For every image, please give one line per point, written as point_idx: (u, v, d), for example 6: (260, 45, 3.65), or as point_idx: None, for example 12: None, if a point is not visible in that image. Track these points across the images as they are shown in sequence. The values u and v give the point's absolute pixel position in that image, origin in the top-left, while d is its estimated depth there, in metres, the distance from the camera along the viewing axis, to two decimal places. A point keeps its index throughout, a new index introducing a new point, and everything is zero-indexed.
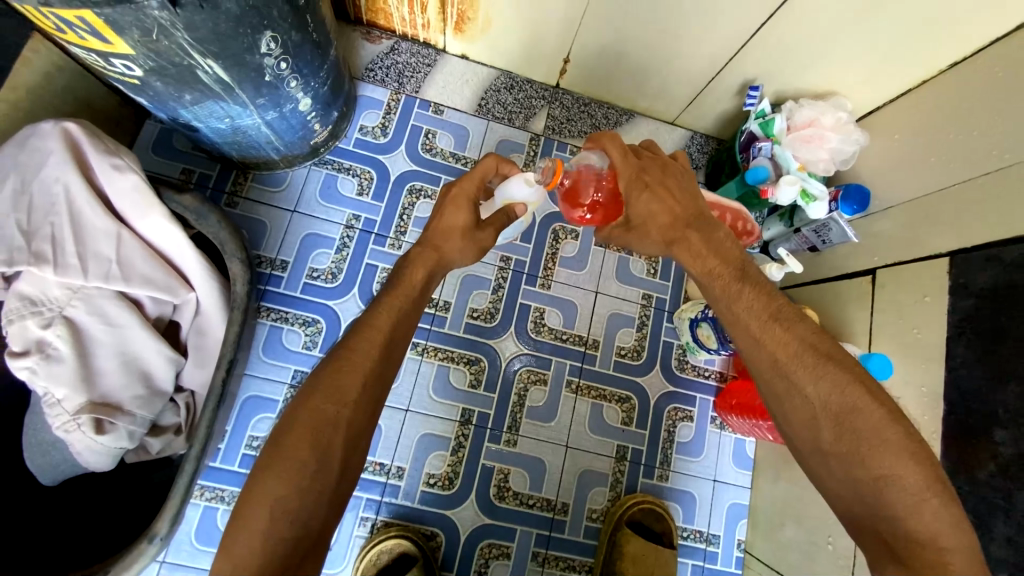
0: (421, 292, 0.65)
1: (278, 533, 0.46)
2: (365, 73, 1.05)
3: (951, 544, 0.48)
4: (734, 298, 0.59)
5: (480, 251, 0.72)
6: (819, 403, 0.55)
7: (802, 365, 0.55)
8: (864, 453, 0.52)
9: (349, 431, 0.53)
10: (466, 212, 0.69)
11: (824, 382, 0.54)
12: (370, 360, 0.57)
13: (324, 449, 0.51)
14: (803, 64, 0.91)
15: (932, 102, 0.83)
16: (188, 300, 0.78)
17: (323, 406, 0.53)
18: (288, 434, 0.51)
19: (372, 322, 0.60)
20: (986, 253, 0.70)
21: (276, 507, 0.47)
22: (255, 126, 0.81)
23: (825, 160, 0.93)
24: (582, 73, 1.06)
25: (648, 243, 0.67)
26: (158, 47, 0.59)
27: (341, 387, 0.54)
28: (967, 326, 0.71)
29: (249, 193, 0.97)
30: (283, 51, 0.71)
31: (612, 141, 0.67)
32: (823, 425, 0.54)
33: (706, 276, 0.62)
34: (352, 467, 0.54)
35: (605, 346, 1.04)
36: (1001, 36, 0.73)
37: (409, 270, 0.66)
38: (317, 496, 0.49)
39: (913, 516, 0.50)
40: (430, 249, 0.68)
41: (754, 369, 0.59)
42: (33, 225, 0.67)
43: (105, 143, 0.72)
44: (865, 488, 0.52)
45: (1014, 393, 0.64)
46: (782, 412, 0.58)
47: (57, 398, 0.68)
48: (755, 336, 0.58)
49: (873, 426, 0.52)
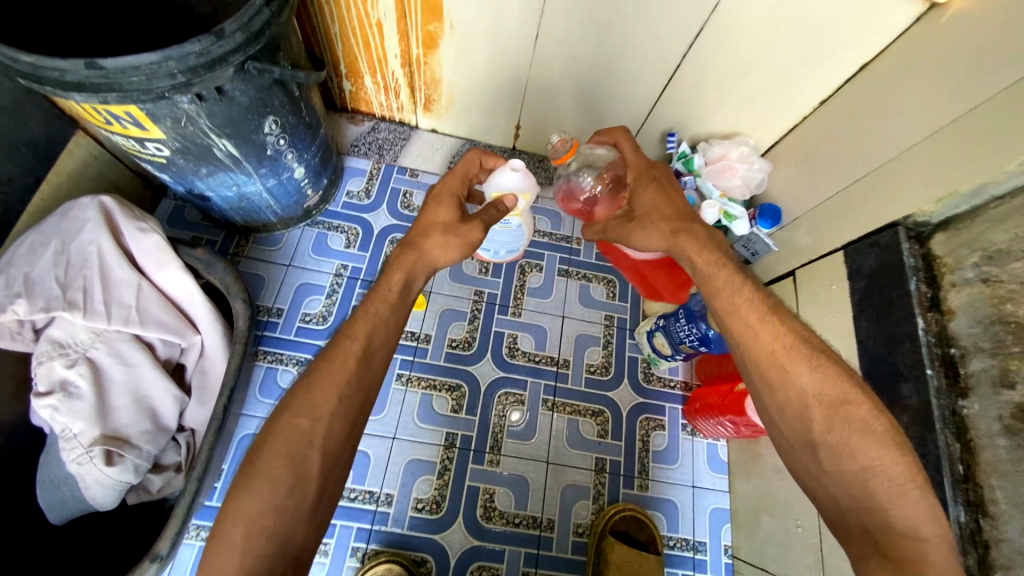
0: (399, 295, 0.70)
1: (255, 551, 0.52)
2: (350, 149, 1.25)
3: (931, 534, 0.54)
4: (735, 288, 0.71)
5: (465, 246, 0.74)
6: (813, 393, 0.63)
7: (797, 357, 0.65)
8: (854, 445, 0.60)
9: (324, 446, 0.59)
10: (449, 206, 0.75)
11: (817, 374, 0.64)
12: (346, 371, 0.63)
13: (299, 464, 0.58)
14: (706, 113, 1.12)
15: (813, 132, 1.03)
16: (194, 343, 0.88)
17: (299, 421, 0.59)
18: (267, 450, 0.58)
19: (349, 333, 0.66)
20: (868, 242, 0.85)
21: (252, 524, 0.53)
22: (257, 192, 0.97)
23: (739, 186, 1.12)
24: (532, 136, 1.27)
25: (654, 233, 0.78)
26: (185, 131, 0.76)
27: (315, 404, 0.61)
28: (865, 303, 0.83)
29: (250, 252, 1.11)
30: (283, 131, 0.88)
31: (625, 137, 0.84)
32: (815, 416, 0.63)
33: (710, 265, 0.74)
34: (332, 483, 0.60)
35: (575, 364, 1.14)
36: (848, 77, 0.95)
37: (389, 273, 0.71)
38: (293, 513, 0.55)
39: (896, 507, 0.56)
40: (412, 250, 0.72)
41: (753, 363, 0.68)
42: (69, 278, 0.79)
43: (133, 211, 0.86)
44: (852, 478, 0.59)
45: (908, 350, 0.74)
46: (777, 406, 0.66)
47: (73, 432, 0.75)
48: (753, 328, 0.68)
49: (860, 417, 0.61)
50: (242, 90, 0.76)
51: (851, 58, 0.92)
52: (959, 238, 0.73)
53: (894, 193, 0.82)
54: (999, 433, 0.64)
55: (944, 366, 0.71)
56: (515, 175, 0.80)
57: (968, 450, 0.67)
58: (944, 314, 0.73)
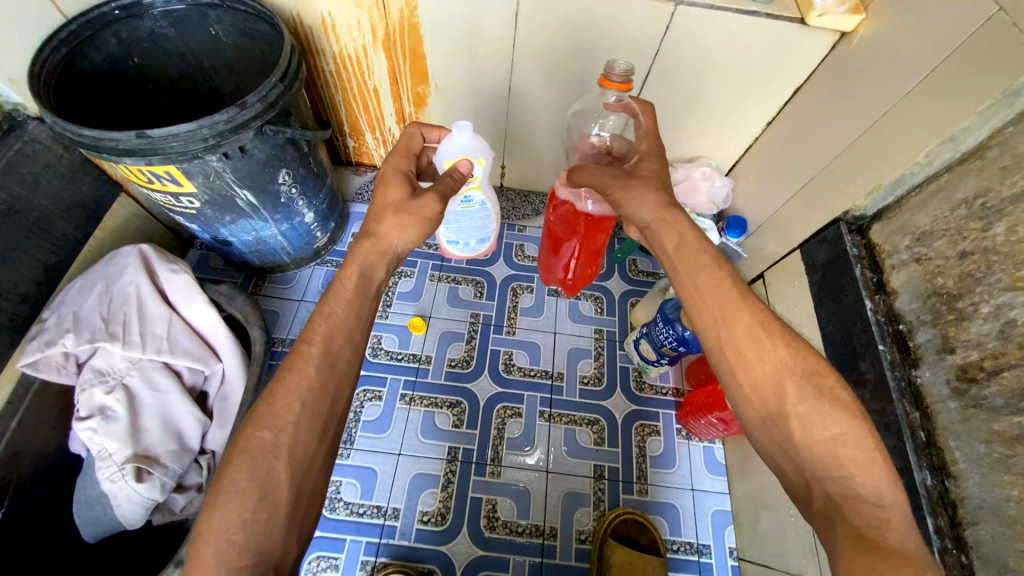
0: (354, 291, 0.75)
1: (228, 564, 0.55)
2: (355, 196, 1.40)
3: (892, 502, 0.58)
4: (716, 267, 0.75)
5: (420, 221, 0.79)
6: (787, 365, 0.67)
7: (769, 333, 0.69)
8: (824, 412, 0.63)
9: (290, 453, 0.63)
10: (399, 185, 0.81)
11: (788, 348, 0.68)
12: (306, 378, 0.68)
13: (266, 478, 0.61)
14: (669, 141, 1.25)
15: (766, 149, 1.15)
16: (216, 370, 0.98)
17: (262, 435, 0.63)
18: (234, 466, 0.61)
19: (308, 338, 0.70)
20: (819, 238, 0.93)
21: (222, 541, 0.56)
22: (272, 236, 1.11)
23: (706, 203, 1.23)
24: (516, 174, 1.41)
25: (647, 201, 0.81)
26: (213, 184, 0.90)
27: (278, 416, 0.64)
28: (823, 293, 0.90)
29: (266, 291, 1.24)
30: (294, 181, 1.03)
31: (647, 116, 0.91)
32: (789, 386, 0.66)
33: (695, 247, 0.78)
34: (304, 488, 0.64)
35: (569, 376, 1.20)
36: (787, 99, 1.08)
37: (341, 271, 0.76)
38: (268, 523, 0.60)
39: (863, 474, 0.59)
40: (368, 239, 0.77)
41: (732, 335, 0.71)
42: (111, 313, 0.91)
43: (167, 256, 0.99)
44: (822, 447, 0.62)
45: (862, 330, 0.80)
46: (751, 378, 0.69)
47: (109, 452, 0.84)
48: (735, 302, 0.72)
49: (828, 388, 0.65)
50: (260, 148, 0.91)
51: (785, 84, 1.06)
52: (892, 225, 0.81)
53: (834, 193, 0.92)
54: (949, 396, 0.67)
55: (897, 341, 0.76)
56: (461, 136, 0.87)
57: (927, 417, 0.70)
58: (889, 294, 0.79)
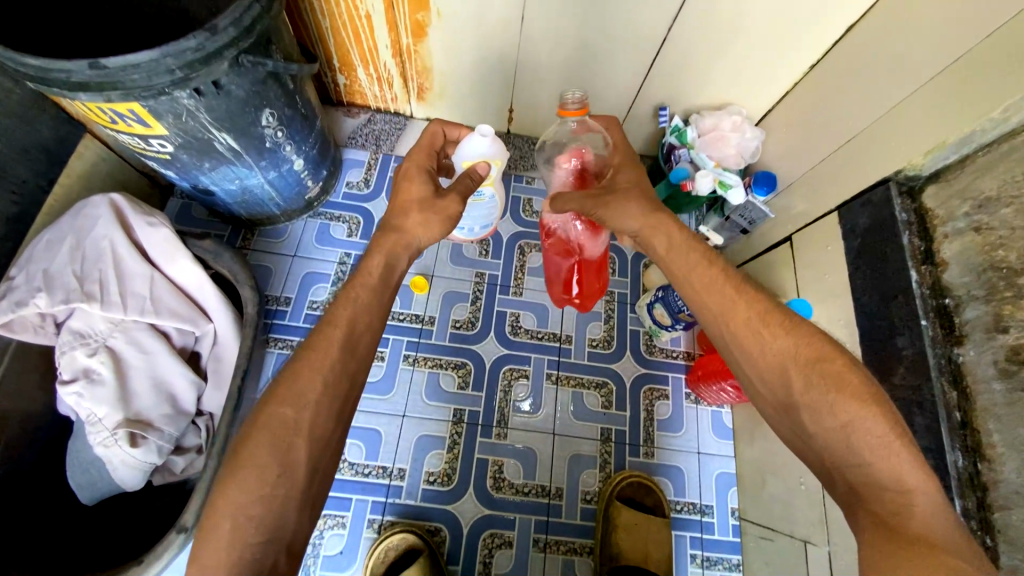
0: (380, 279, 0.72)
1: (243, 541, 0.53)
2: (348, 141, 1.28)
3: (915, 486, 0.55)
4: (706, 264, 0.73)
5: (445, 219, 0.77)
6: (790, 355, 0.65)
7: (769, 324, 0.67)
8: (833, 399, 0.60)
9: (311, 433, 0.60)
10: (422, 182, 0.78)
11: (790, 338, 0.65)
12: (330, 358, 0.64)
13: (285, 454, 0.58)
14: (697, 84, 1.12)
15: (805, 96, 1.04)
16: (207, 331, 0.92)
17: (282, 412, 0.59)
18: (255, 441, 0.58)
19: (332, 319, 0.67)
20: (861, 200, 0.85)
21: (239, 515, 0.54)
22: (259, 185, 1.00)
23: (733, 156, 1.13)
24: (525, 120, 1.29)
25: (631, 207, 0.79)
26: (186, 126, 0.79)
27: (300, 393, 0.61)
28: (860, 260, 0.84)
29: (256, 245, 1.15)
30: (279, 123, 0.91)
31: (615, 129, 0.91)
32: (794, 375, 0.63)
33: (683, 247, 0.76)
34: (321, 469, 0.61)
35: (578, 339, 1.16)
36: (839, 38, 0.95)
37: (367, 260, 0.72)
38: (283, 502, 0.56)
39: (880, 459, 0.56)
40: (394, 232, 0.74)
41: (729, 332, 0.69)
42: (86, 271, 0.83)
43: (142, 206, 0.90)
44: (835, 434, 0.60)
45: (903, 303, 0.75)
46: (755, 371, 0.67)
47: (98, 417, 0.80)
48: (730, 297, 0.70)
49: (836, 373, 0.61)
50: (238, 83, 0.79)
51: (838, 20, 0.92)
52: (951, 189, 0.73)
53: (884, 150, 0.83)
54: (995, 377, 0.63)
55: (940, 316, 0.71)
56: (483, 139, 0.85)
57: (965, 397, 0.67)
58: (938, 266, 0.73)
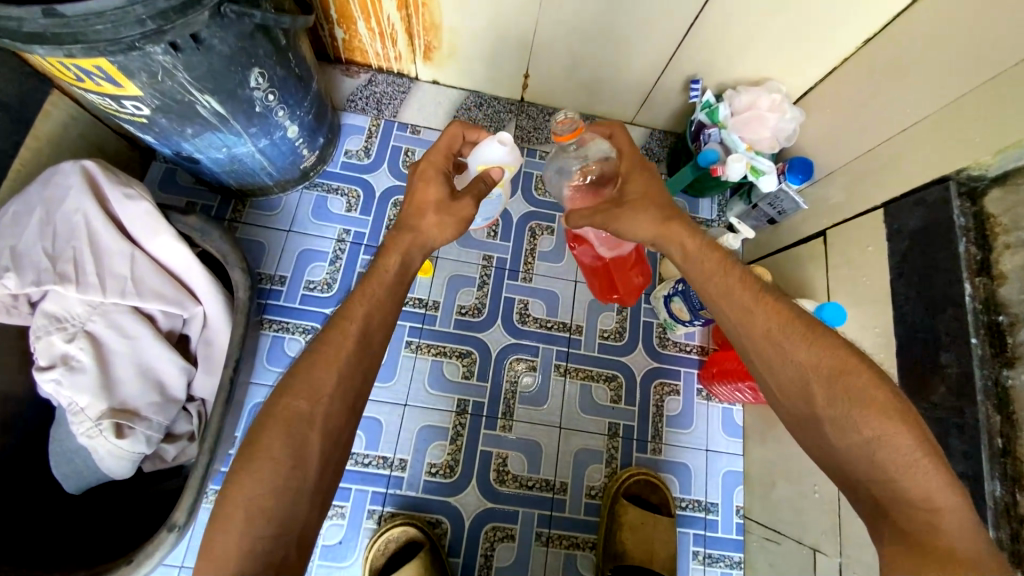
0: (396, 277, 0.68)
1: (255, 533, 0.52)
2: (347, 104, 1.17)
3: (944, 504, 0.54)
4: (726, 271, 0.69)
5: (460, 222, 0.73)
6: (812, 368, 0.62)
7: (792, 335, 0.64)
8: (856, 414, 0.59)
9: (325, 427, 0.59)
10: (438, 184, 0.72)
11: (812, 350, 0.62)
12: (345, 353, 0.62)
13: (298, 446, 0.57)
14: (735, 56, 1.01)
15: (856, 74, 0.93)
16: (196, 313, 0.85)
17: (296, 405, 0.58)
18: (269, 431, 0.57)
19: (348, 316, 0.64)
20: (914, 198, 0.78)
21: (252, 507, 0.53)
22: (249, 154, 0.91)
23: (768, 139, 1.02)
24: (541, 87, 1.17)
25: (646, 216, 0.73)
26: (163, 87, 0.69)
27: (314, 385, 0.60)
28: (905, 266, 0.77)
29: (247, 218, 1.07)
30: (270, 85, 0.81)
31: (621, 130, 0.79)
32: (817, 390, 0.61)
33: (699, 253, 0.71)
34: (333, 463, 0.59)
35: (588, 330, 1.10)
36: (901, 11, 0.82)
37: (382, 259, 0.68)
38: (295, 494, 0.55)
39: (907, 476, 0.55)
40: (409, 231, 0.70)
41: (749, 342, 0.67)
42: (58, 250, 0.75)
43: (116, 175, 0.81)
44: (860, 449, 0.58)
45: (952, 317, 0.69)
46: (775, 382, 0.65)
47: (81, 406, 0.75)
48: (749, 308, 0.66)
49: (861, 388, 0.59)
50: (220, 38, 0.69)
51: None
52: (1019, 195, 0.65)
53: (946, 143, 0.74)
54: None
55: (991, 334, 0.66)
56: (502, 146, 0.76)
57: (1010, 424, 0.63)
58: (994, 279, 0.66)
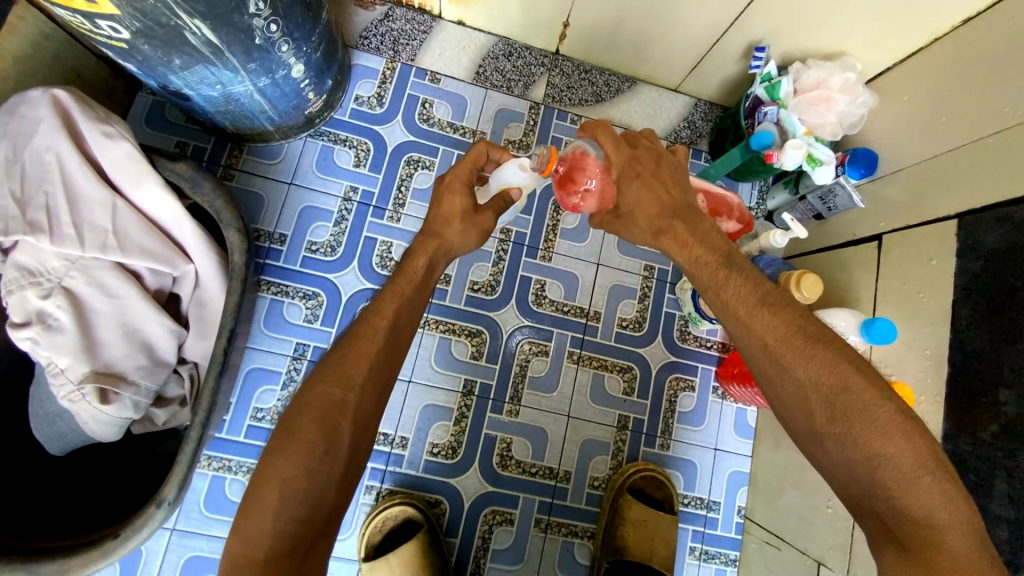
0: (424, 281, 0.66)
1: (288, 514, 0.49)
2: (359, 41, 1.03)
3: (947, 520, 0.49)
4: (722, 283, 0.60)
5: (482, 233, 0.71)
6: (811, 385, 0.55)
7: (792, 350, 0.56)
8: (857, 434, 0.53)
9: (357, 417, 0.55)
10: (463, 196, 0.68)
11: (813, 364, 0.55)
12: (376, 346, 0.59)
13: (331, 431, 0.53)
14: (810, 24, 0.88)
15: (949, 59, 0.81)
16: (187, 272, 0.78)
17: (330, 391, 0.55)
18: (297, 410, 0.54)
19: (376, 309, 0.61)
20: (997, 213, 0.69)
21: (286, 488, 0.49)
22: (247, 94, 0.79)
23: (832, 124, 0.91)
24: (582, 40, 1.03)
25: (637, 228, 0.67)
26: (144, 6, 0.57)
27: (347, 371, 0.56)
28: (973, 288, 0.70)
29: (245, 165, 0.96)
30: (273, 12, 0.69)
31: (604, 132, 0.65)
32: (816, 407, 0.55)
33: (692, 263, 0.63)
34: (361, 452, 0.56)
35: (606, 317, 1.04)
36: None
37: (410, 261, 0.66)
38: (326, 477, 0.51)
39: (908, 491, 0.50)
40: (433, 236, 0.68)
41: (748, 355, 0.60)
42: (27, 194, 0.67)
43: (94, 109, 0.71)
44: (860, 468, 0.53)
45: (1020, 351, 0.64)
46: (776, 395, 0.59)
47: (60, 367, 0.69)
48: (743, 320, 0.59)
49: (865, 405, 0.53)
50: None
51: None
52: None
53: None
54: None
55: None
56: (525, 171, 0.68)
57: None
58: None
